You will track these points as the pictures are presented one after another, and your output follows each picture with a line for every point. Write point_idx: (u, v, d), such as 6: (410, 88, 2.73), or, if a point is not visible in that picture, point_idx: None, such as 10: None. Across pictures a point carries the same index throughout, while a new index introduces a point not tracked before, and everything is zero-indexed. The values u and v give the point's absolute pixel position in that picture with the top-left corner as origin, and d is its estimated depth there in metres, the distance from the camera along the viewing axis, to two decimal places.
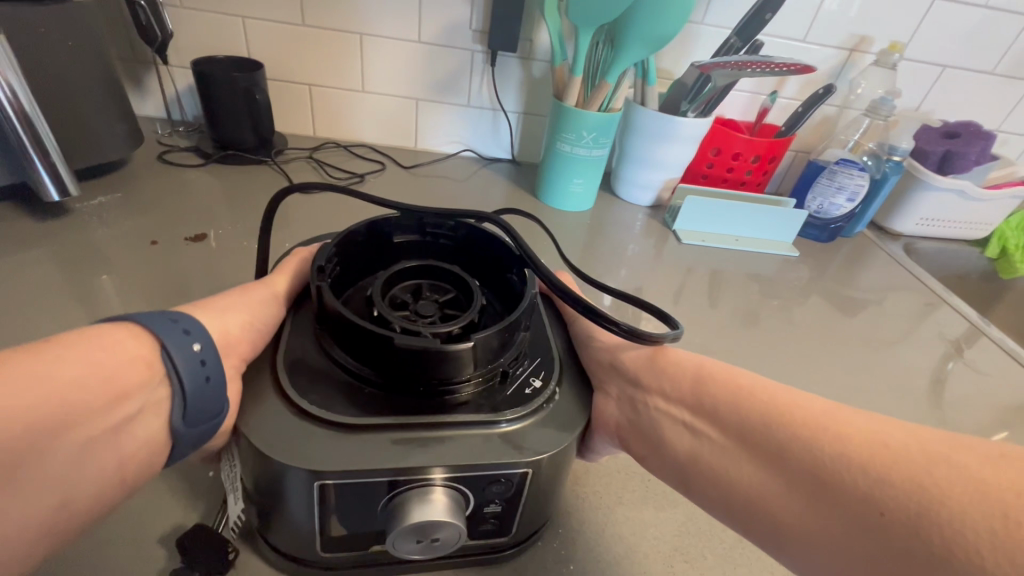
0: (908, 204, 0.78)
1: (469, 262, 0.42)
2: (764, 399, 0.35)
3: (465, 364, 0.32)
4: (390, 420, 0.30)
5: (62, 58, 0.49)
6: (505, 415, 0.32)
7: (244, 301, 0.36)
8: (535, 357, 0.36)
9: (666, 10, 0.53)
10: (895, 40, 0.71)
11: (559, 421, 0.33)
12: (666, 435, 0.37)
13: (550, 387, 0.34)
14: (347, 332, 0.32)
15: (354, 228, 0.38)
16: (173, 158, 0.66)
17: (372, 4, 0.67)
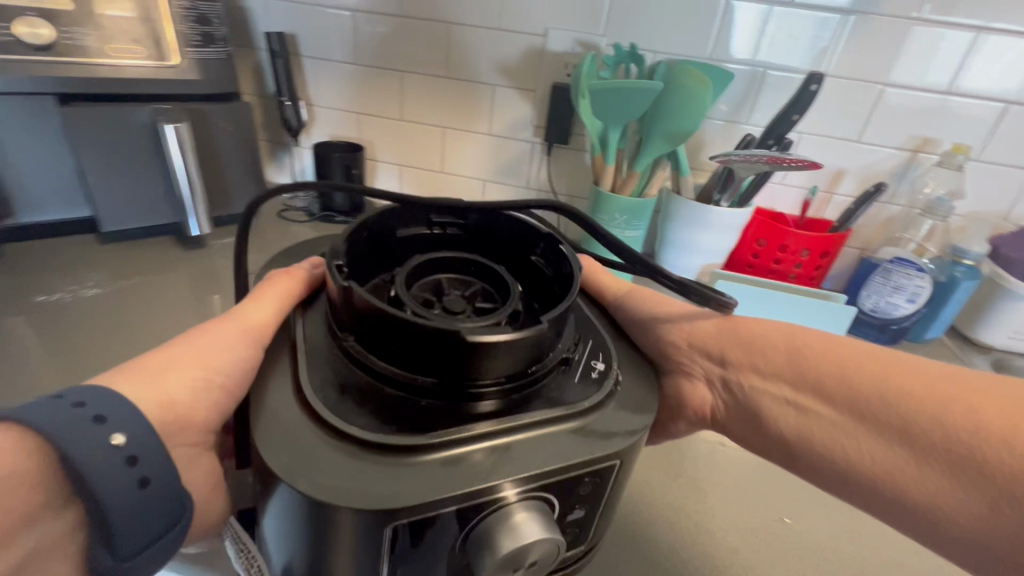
0: (995, 313, 0.70)
1: (483, 248, 0.44)
2: (852, 361, 0.38)
3: (498, 363, 0.32)
4: (436, 432, 0.30)
5: (222, 137, 0.69)
6: (578, 407, 0.33)
7: (193, 349, 0.34)
8: (579, 345, 0.38)
9: (684, 108, 0.60)
10: (961, 143, 0.69)
11: (627, 403, 0.35)
12: (771, 412, 0.40)
13: (612, 371, 0.37)
14: (376, 328, 0.33)
15: (358, 228, 0.38)
16: (288, 214, 0.84)
17: (454, 105, 0.82)
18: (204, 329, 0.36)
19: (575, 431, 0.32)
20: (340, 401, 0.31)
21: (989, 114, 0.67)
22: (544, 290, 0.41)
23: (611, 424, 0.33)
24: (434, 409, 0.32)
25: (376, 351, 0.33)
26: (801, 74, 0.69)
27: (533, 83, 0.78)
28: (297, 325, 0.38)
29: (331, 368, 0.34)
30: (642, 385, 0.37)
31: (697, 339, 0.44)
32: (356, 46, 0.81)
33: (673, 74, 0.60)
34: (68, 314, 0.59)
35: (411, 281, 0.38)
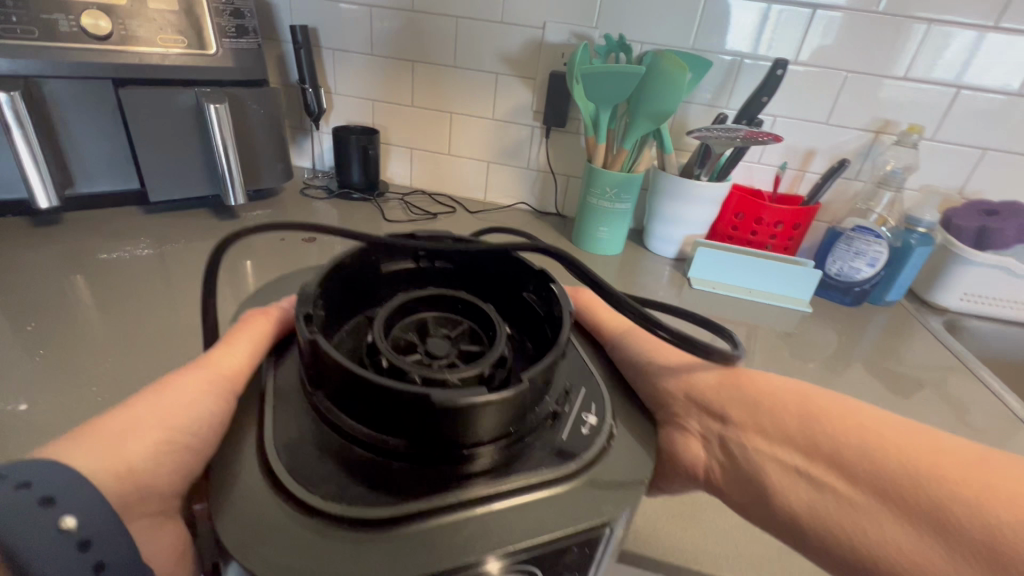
0: (949, 276, 0.77)
1: (475, 280, 0.45)
2: (873, 434, 0.36)
3: (480, 427, 0.31)
4: (408, 505, 0.30)
5: (254, 119, 0.77)
6: (575, 465, 0.33)
7: (155, 404, 0.33)
8: (572, 392, 0.38)
9: (664, 92, 0.68)
10: (916, 123, 0.76)
11: (621, 464, 0.35)
12: (775, 478, 0.38)
13: (604, 424, 0.37)
14: (344, 389, 0.32)
15: (332, 267, 0.39)
16: (309, 192, 0.92)
17: (460, 92, 0.90)
18: (168, 384, 0.34)
19: (566, 499, 0.32)
20: (313, 464, 0.31)
21: (944, 97, 0.74)
22: (536, 330, 0.41)
23: (605, 491, 0.32)
24: (409, 477, 0.31)
25: (347, 410, 0.33)
26: (768, 63, 0.76)
27: (533, 71, 0.85)
28: (269, 373, 0.38)
29: (298, 425, 0.34)
30: (634, 439, 0.37)
31: (695, 392, 0.42)
32: (372, 38, 0.89)
33: (656, 60, 0.68)
34: (123, 273, 0.68)
35: (392, 320, 0.37)
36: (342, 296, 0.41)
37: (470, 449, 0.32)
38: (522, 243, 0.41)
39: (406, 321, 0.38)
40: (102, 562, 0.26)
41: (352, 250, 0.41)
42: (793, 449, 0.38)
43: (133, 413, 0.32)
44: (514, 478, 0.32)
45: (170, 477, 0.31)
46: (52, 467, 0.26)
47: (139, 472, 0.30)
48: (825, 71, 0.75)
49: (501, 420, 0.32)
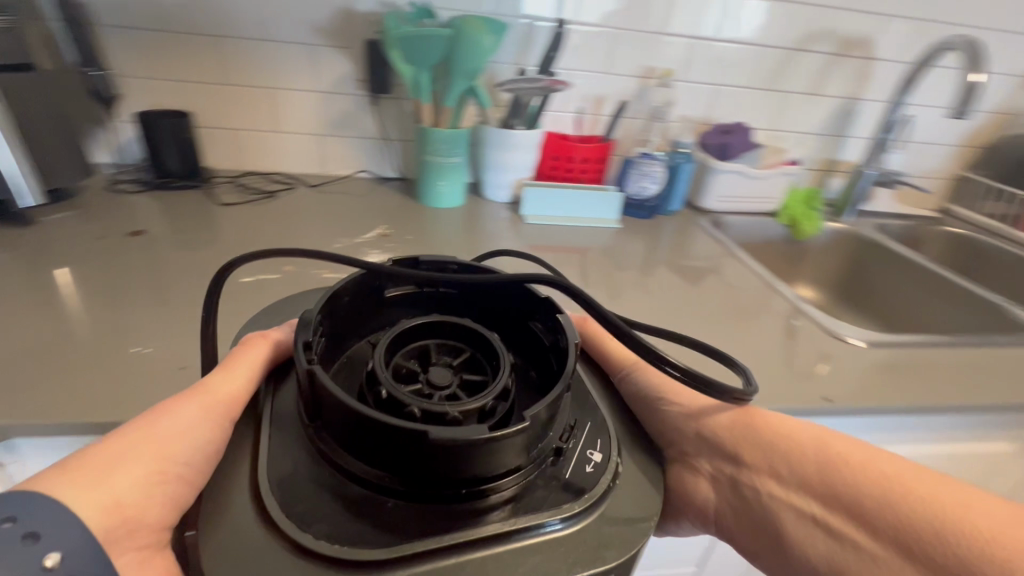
0: (708, 185, 1.01)
1: (483, 306, 0.46)
2: (875, 473, 0.39)
3: (493, 459, 0.33)
4: (407, 540, 0.31)
5: (33, 110, 0.68)
6: (570, 509, 0.33)
7: (148, 436, 0.34)
8: (584, 427, 0.39)
9: (473, 51, 0.78)
10: (669, 68, 0.96)
11: (630, 506, 0.35)
12: (787, 522, 0.41)
13: (612, 461, 0.37)
14: (346, 425, 0.33)
15: (337, 289, 0.41)
16: (119, 187, 0.84)
17: (276, 66, 0.89)
18: (164, 411, 0.36)
19: (584, 549, 0.32)
20: (308, 493, 0.33)
21: (683, 46, 0.95)
22: (540, 359, 0.43)
23: (617, 534, 0.33)
24: (406, 511, 0.32)
25: (354, 447, 0.34)
26: (553, 23, 0.89)
27: (348, 41, 0.88)
28: (268, 399, 0.39)
29: (297, 455, 0.35)
30: (641, 474, 0.38)
31: (706, 428, 0.45)
32: (160, 13, 0.82)
33: (461, 23, 0.77)
34: None
35: (390, 353, 0.39)
36: (336, 328, 0.41)
37: (489, 481, 0.33)
38: (536, 276, 0.41)
39: (405, 353, 0.39)
40: (71, 574, 0.27)
41: (352, 279, 0.42)
42: (783, 483, 0.42)
43: (124, 444, 0.33)
44: (525, 517, 0.33)
45: (161, 507, 0.32)
46: (32, 496, 0.28)
47: (127, 504, 0.31)
48: (597, 30, 0.91)
49: (506, 455, 0.33)
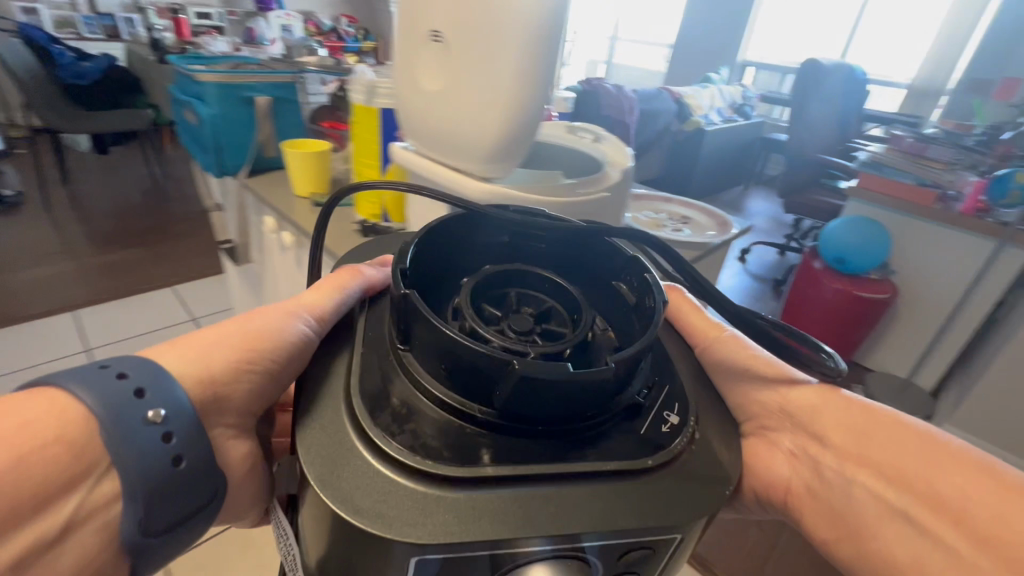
0: None
1: (567, 265, 0.39)
2: (996, 483, 0.28)
3: (582, 393, 0.28)
4: (485, 469, 0.26)
5: None
6: (646, 461, 0.28)
7: (243, 325, 0.30)
8: (664, 385, 0.33)
9: None
10: None
11: (706, 464, 0.30)
12: (860, 511, 0.31)
13: (688, 424, 0.31)
14: (447, 355, 0.28)
15: (438, 223, 0.35)
16: None
17: None
18: (247, 312, 0.32)
19: (643, 488, 0.28)
20: (384, 392, 0.29)
21: None
22: (618, 320, 0.36)
23: (691, 490, 0.28)
24: (493, 438, 0.28)
25: (431, 372, 0.29)
26: None
27: None
28: (357, 314, 0.33)
29: (376, 366, 0.30)
30: (715, 437, 0.32)
31: (790, 406, 0.35)
32: None
33: None
34: None
35: (480, 287, 0.35)
36: (432, 281, 0.35)
37: (584, 415, 0.29)
38: (629, 232, 0.35)
39: (492, 296, 0.35)
40: (171, 434, 0.23)
41: (446, 218, 0.35)
42: (872, 472, 0.31)
43: (220, 330, 0.29)
44: (598, 459, 0.28)
45: (247, 394, 0.29)
46: (133, 355, 0.24)
47: (217, 381, 0.27)
48: None
49: (579, 403, 0.28)
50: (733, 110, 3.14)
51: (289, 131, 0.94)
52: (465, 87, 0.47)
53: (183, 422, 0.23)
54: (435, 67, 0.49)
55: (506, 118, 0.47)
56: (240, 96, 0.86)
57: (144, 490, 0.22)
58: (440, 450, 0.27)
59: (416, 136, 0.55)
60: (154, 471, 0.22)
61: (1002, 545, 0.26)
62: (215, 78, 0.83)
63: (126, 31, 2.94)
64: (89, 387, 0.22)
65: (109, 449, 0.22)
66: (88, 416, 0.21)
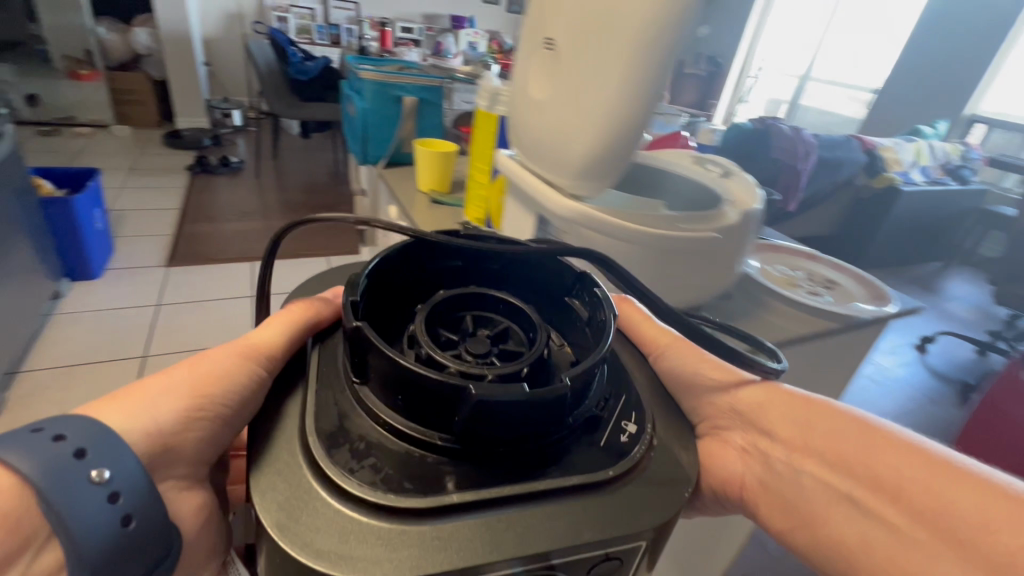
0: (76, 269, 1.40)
1: (520, 282, 0.40)
2: (926, 462, 0.30)
3: (542, 412, 0.28)
4: (448, 497, 0.26)
5: None
6: (607, 472, 0.29)
7: (195, 371, 0.30)
8: (621, 396, 0.34)
9: None
10: None
11: (665, 467, 0.31)
12: (810, 499, 0.33)
13: (646, 431, 0.32)
14: (404, 385, 0.28)
15: (389, 250, 0.35)
16: None
17: None
18: (196, 356, 0.31)
19: (604, 500, 0.28)
20: (343, 429, 0.28)
21: None
22: (573, 335, 0.37)
23: (651, 495, 0.29)
24: (456, 465, 0.28)
25: (390, 403, 0.29)
26: None
27: None
28: (312, 349, 0.33)
29: (333, 403, 0.30)
30: (672, 440, 0.33)
31: (740, 403, 0.38)
32: None
33: None
34: None
35: (434, 314, 0.35)
36: (387, 312, 0.35)
37: (545, 433, 0.29)
38: (577, 250, 0.37)
39: (446, 321, 0.35)
40: (117, 493, 0.22)
41: (398, 247, 0.36)
42: (818, 461, 0.34)
43: (169, 379, 0.29)
44: (559, 475, 0.29)
45: (199, 442, 0.28)
46: (72, 414, 0.23)
47: (166, 432, 0.26)
48: None
49: (538, 421, 0.29)
50: (944, 171, 2.90)
51: (429, 130, 1.04)
52: (575, 93, 0.45)
53: (128, 478, 0.22)
54: (551, 77, 0.47)
55: (620, 121, 0.43)
56: (390, 95, 1.01)
57: (90, 558, 0.21)
58: (400, 482, 0.26)
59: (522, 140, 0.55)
60: (101, 534, 0.21)
61: (933, 520, 0.28)
62: (374, 77, 1.00)
63: (346, 39, 3.49)
64: (23, 452, 0.21)
65: (49, 516, 0.21)
66: (22, 482, 0.20)
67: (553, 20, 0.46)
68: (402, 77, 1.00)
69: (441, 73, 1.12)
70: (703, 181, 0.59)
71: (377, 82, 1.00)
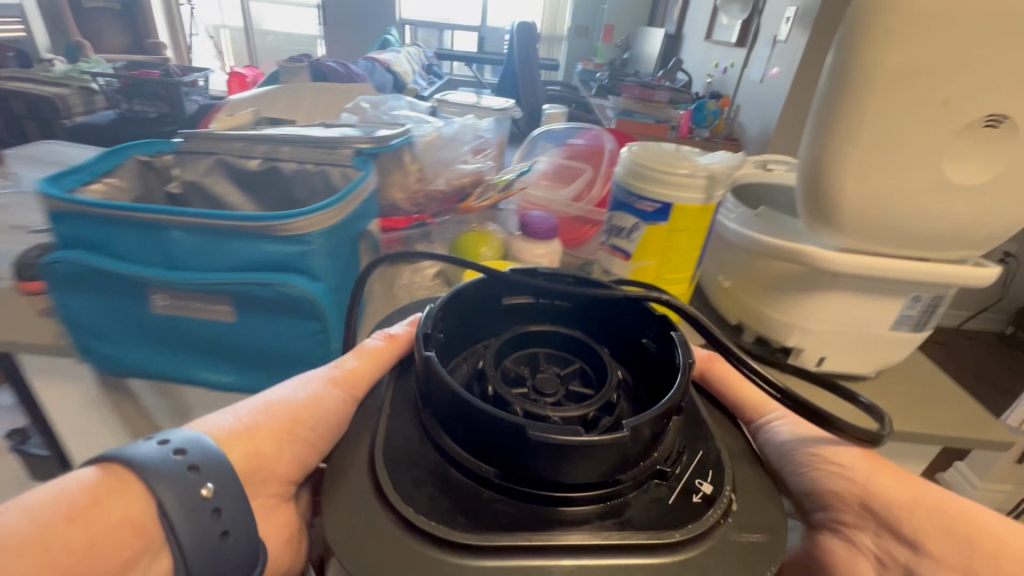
0: None
1: (593, 323, 0.39)
2: None
3: (599, 461, 0.27)
4: (498, 541, 0.26)
5: None
6: (675, 534, 0.27)
7: (290, 396, 0.33)
8: (699, 453, 0.31)
9: None
10: None
11: (750, 543, 0.28)
12: None
13: (723, 496, 0.29)
14: (460, 417, 0.29)
15: (466, 286, 0.37)
16: None
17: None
18: (293, 385, 0.34)
19: (674, 569, 0.26)
20: (411, 456, 0.30)
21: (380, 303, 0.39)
22: (650, 379, 0.35)
23: (731, 568, 0.26)
24: (505, 505, 0.28)
25: (449, 432, 0.30)
26: None
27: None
28: (389, 383, 0.35)
29: (401, 431, 0.31)
30: (763, 511, 0.29)
31: (875, 501, 0.34)
32: None
33: None
34: None
35: (504, 351, 0.35)
36: (457, 344, 0.37)
37: (603, 483, 0.28)
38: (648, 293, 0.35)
39: (517, 359, 0.35)
40: (220, 509, 0.24)
41: (473, 283, 0.37)
42: None
43: (265, 404, 0.32)
44: (622, 530, 0.27)
45: (288, 459, 0.31)
46: (192, 434, 0.26)
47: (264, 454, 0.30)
48: None
49: (597, 471, 0.28)
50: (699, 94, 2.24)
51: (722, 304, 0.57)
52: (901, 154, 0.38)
53: (234, 500, 0.25)
54: (1007, 151, 0.38)
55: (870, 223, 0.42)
56: (346, 240, 0.46)
57: (196, 566, 0.24)
58: (454, 516, 0.27)
59: (839, 233, 0.43)
60: (204, 548, 0.24)
61: None
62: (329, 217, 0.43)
63: None
64: (156, 476, 0.24)
65: (169, 531, 0.23)
66: (151, 498, 0.23)
67: (1008, 86, 0.35)
68: (352, 189, 0.46)
69: (318, 158, 0.52)
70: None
71: (332, 225, 0.43)
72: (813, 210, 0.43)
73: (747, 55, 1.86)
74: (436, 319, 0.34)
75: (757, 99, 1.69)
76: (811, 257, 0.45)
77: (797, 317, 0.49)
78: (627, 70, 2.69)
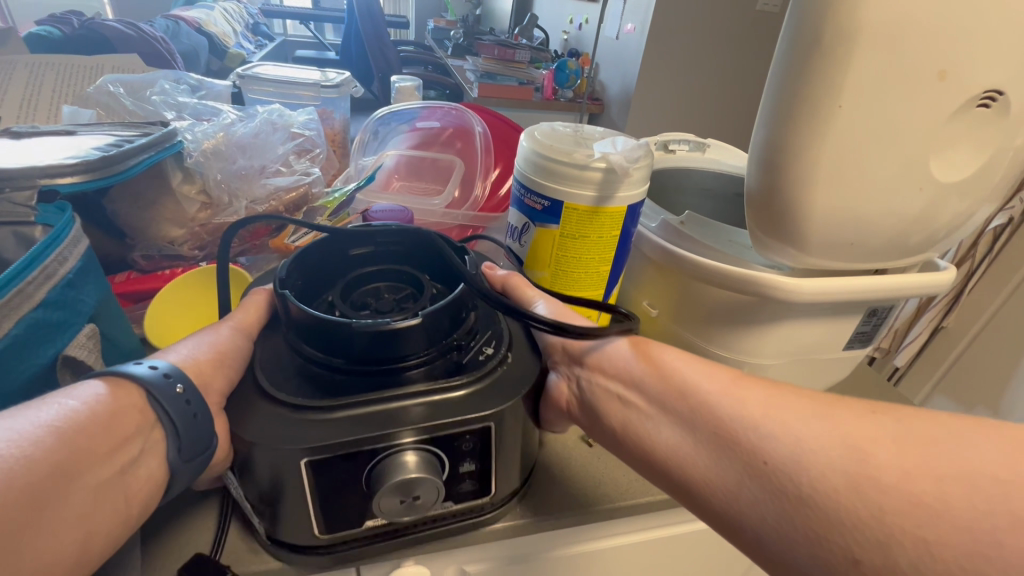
0: None
1: (420, 264, 0.55)
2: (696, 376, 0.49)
3: (412, 342, 0.44)
4: (346, 395, 0.42)
5: None
6: (467, 377, 0.45)
7: (208, 341, 0.46)
8: (489, 335, 0.50)
9: None
10: None
11: (515, 377, 0.47)
12: (606, 405, 0.51)
13: (499, 352, 0.48)
14: (312, 332, 0.44)
15: (312, 245, 0.51)
16: None
17: None
18: (199, 334, 0.47)
19: (468, 398, 0.44)
20: (287, 363, 0.46)
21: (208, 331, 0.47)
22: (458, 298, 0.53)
23: (501, 390, 0.45)
24: (351, 381, 0.44)
25: (307, 341, 0.45)
26: None
27: None
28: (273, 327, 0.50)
29: (280, 351, 0.47)
30: (525, 361, 0.49)
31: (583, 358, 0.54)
32: None
33: None
34: None
35: (349, 288, 0.51)
36: (316, 289, 0.51)
37: (420, 358, 0.45)
38: (446, 238, 0.53)
39: (360, 292, 0.51)
40: (191, 401, 0.39)
41: (318, 242, 0.52)
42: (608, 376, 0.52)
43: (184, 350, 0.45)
44: (434, 380, 0.45)
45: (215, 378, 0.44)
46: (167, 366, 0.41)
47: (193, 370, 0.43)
48: None
49: (416, 351, 0.45)
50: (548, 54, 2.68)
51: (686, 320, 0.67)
52: (891, 148, 0.42)
53: (198, 401, 0.40)
54: (976, 142, 0.45)
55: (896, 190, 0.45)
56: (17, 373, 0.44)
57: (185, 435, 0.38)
58: (314, 391, 0.43)
59: (801, 249, 0.49)
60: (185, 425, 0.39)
61: (671, 398, 0.47)
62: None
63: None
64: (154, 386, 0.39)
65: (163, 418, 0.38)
66: (151, 399, 0.39)
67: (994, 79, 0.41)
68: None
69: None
70: (711, 165, 0.84)
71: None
72: (779, 214, 0.47)
73: (600, 11, 2.54)
74: (289, 269, 0.48)
75: (617, 53, 2.42)
76: (765, 287, 0.56)
77: (760, 322, 0.60)
78: (480, 32, 3.38)
